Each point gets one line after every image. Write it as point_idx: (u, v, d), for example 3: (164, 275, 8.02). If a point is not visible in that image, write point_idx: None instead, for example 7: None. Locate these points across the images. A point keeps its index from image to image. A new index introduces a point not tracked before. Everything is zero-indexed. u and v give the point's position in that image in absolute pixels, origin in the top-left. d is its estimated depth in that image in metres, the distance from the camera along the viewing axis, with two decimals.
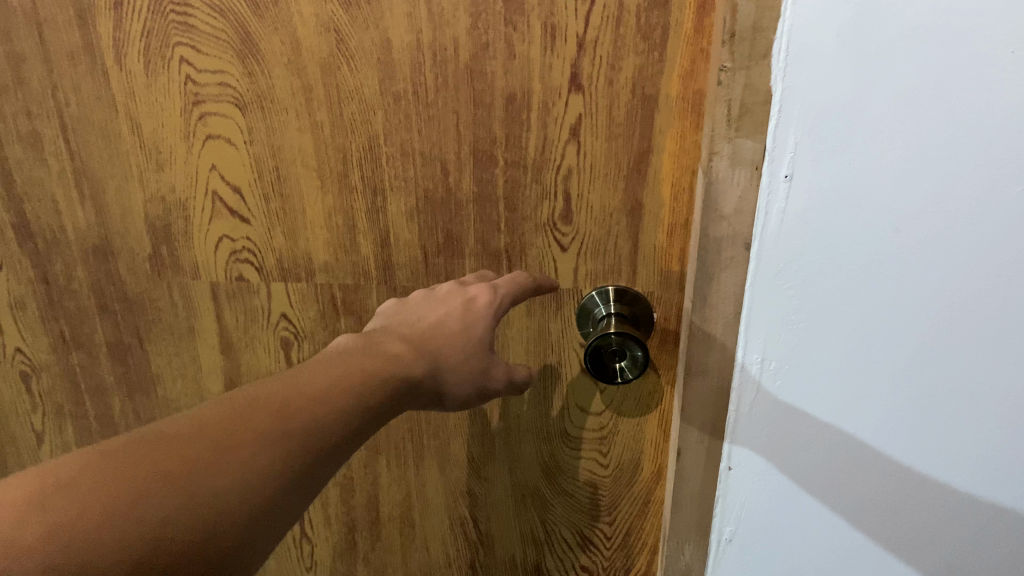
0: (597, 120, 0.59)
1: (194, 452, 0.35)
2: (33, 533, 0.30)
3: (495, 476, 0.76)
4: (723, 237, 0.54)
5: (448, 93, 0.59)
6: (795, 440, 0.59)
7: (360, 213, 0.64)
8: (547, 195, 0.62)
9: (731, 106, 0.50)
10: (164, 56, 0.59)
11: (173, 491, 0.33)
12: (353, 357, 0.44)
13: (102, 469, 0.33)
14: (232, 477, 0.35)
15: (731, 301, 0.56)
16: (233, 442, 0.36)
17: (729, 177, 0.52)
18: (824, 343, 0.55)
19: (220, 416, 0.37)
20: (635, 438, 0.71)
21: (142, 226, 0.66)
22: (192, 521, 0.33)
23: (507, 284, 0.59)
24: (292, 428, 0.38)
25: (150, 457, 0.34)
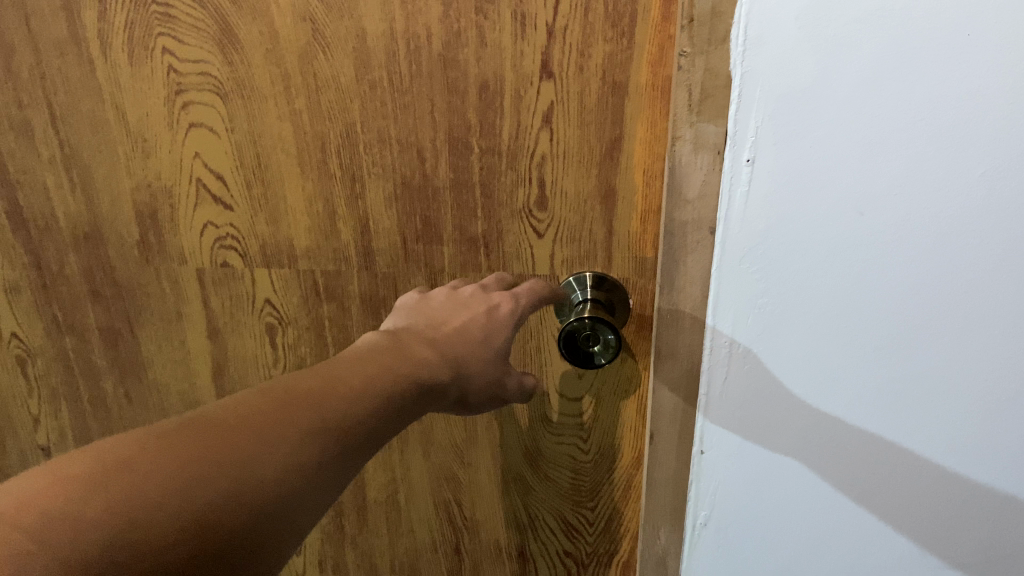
0: (569, 107, 0.60)
1: (241, 440, 0.33)
2: (89, 516, 0.28)
3: (478, 461, 0.77)
4: (688, 220, 0.55)
5: (423, 81, 0.60)
6: (766, 422, 0.60)
7: (340, 199, 0.65)
8: (522, 182, 0.63)
9: (692, 91, 0.52)
10: (147, 46, 0.61)
11: (222, 481, 0.31)
12: (385, 357, 0.42)
13: (139, 461, 0.31)
14: (276, 466, 0.33)
15: (698, 284, 0.57)
16: (274, 431, 0.34)
17: (693, 162, 0.54)
18: (792, 327, 0.56)
19: (259, 405, 0.35)
20: (615, 424, 0.72)
21: (130, 213, 0.68)
22: (240, 509, 0.31)
23: (525, 289, 0.60)
24: (330, 421, 0.36)
25: (197, 445, 0.32)
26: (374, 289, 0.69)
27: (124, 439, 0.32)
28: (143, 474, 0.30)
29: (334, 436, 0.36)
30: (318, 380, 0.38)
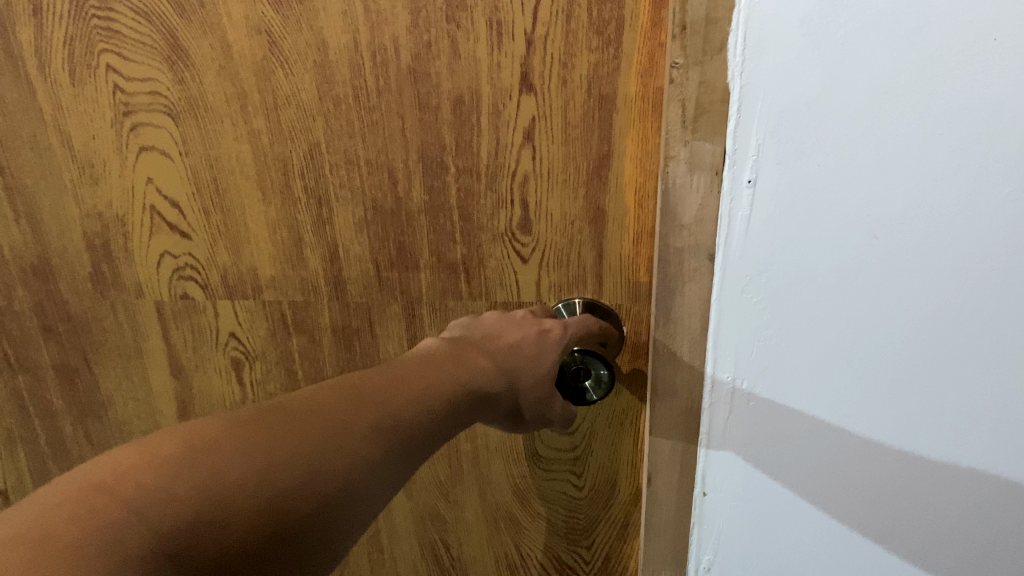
0: (552, 122, 0.55)
1: (313, 433, 0.34)
2: (183, 488, 0.29)
3: (465, 499, 0.72)
4: (685, 247, 0.49)
5: (392, 96, 0.55)
6: (771, 467, 0.54)
7: (306, 225, 0.60)
8: (503, 204, 0.58)
9: (686, 106, 0.46)
10: (89, 64, 0.55)
11: (296, 471, 0.32)
12: (444, 365, 0.44)
13: (223, 444, 0.31)
14: (343, 461, 0.34)
15: (697, 316, 0.51)
16: (342, 428, 0.35)
17: (688, 183, 0.48)
18: (798, 365, 0.50)
19: (328, 399, 0.36)
20: (611, 459, 0.67)
21: (80, 244, 0.62)
22: (310, 499, 0.32)
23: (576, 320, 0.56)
24: (392, 425, 0.37)
25: (275, 434, 0.33)
26: (346, 320, 0.64)
27: (204, 422, 0.32)
28: (228, 457, 0.31)
29: (393, 438, 0.37)
30: (379, 384, 0.39)
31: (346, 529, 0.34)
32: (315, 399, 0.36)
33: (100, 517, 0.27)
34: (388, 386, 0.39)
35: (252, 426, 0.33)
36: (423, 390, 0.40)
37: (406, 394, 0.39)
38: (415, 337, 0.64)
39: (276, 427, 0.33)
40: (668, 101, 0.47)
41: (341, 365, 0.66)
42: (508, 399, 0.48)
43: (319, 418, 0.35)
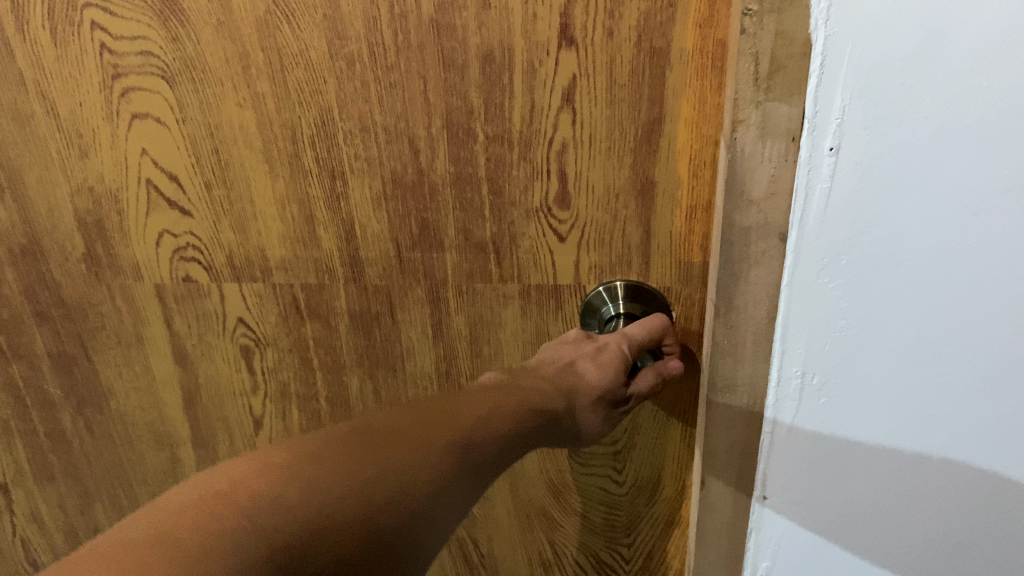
0: (595, 82, 0.48)
1: (401, 447, 0.39)
2: (296, 492, 0.35)
3: (495, 494, 0.66)
4: (752, 226, 0.42)
5: (412, 54, 0.48)
6: (841, 476, 0.47)
7: (319, 200, 0.54)
8: (538, 175, 0.51)
9: (760, 60, 0.38)
10: (72, 21, 0.49)
11: (390, 478, 0.38)
12: (511, 390, 0.48)
13: (323, 456, 0.37)
14: (426, 469, 0.39)
15: (764, 305, 0.44)
16: (423, 445, 0.40)
17: (759, 153, 0.40)
18: (877, 362, 0.43)
19: (412, 419, 0.42)
20: (655, 454, 0.62)
21: (72, 222, 0.57)
22: (401, 502, 0.37)
23: (642, 331, 0.51)
24: (469, 441, 0.42)
25: (369, 450, 0.39)
26: (365, 304, 0.58)
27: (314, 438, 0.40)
28: (308, 473, 0.36)
29: (467, 455, 0.42)
30: (446, 413, 0.43)
31: (424, 536, 0.38)
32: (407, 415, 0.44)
33: (215, 520, 0.32)
34: (452, 412, 0.44)
35: (346, 443, 0.39)
36: (481, 417, 0.44)
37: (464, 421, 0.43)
38: (441, 323, 0.58)
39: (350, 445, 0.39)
40: (738, 55, 0.39)
41: (360, 352, 0.60)
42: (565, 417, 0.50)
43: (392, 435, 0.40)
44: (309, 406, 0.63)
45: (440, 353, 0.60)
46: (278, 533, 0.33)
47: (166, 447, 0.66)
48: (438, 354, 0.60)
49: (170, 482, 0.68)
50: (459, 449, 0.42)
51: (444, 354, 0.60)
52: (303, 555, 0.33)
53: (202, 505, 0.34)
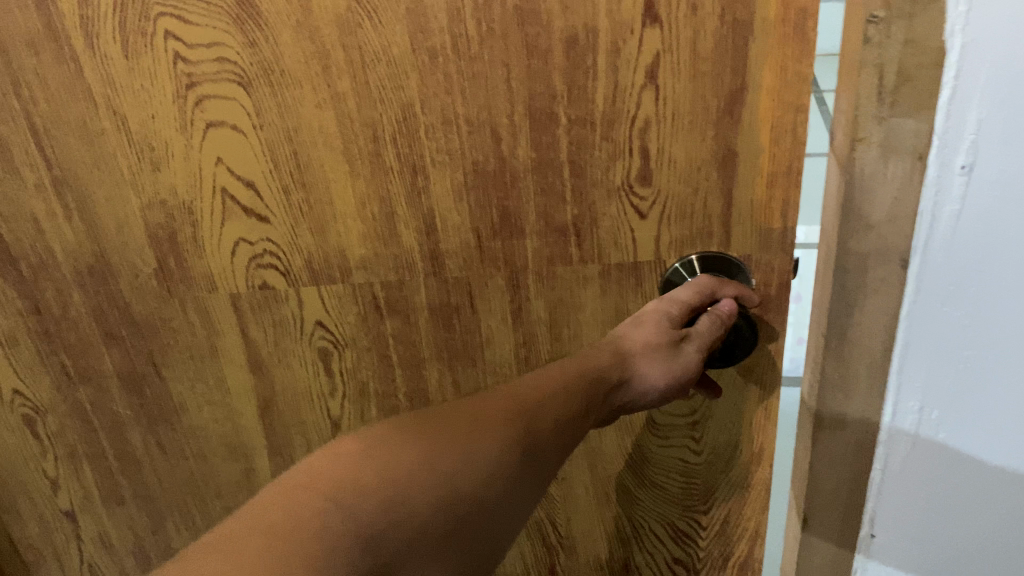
0: (679, 57, 0.49)
1: (466, 429, 0.43)
2: (370, 476, 0.38)
3: (575, 475, 0.67)
4: (871, 245, 0.45)
5: (495, 42, 0.48)
6: (962, 473, 0.50)
7: (399, 196, 0.54)
8: (621, 154, 0.52)
9: (884, 73, 0.40)
10: (145, 32, 0.48)
11: (460, 461, 0.42)
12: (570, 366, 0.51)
13: (397, 442, 0.41)
14: (493, 445, 0.43)
15: (883, 314, 0.47)
16: (489, 427, 0.44)
17: (880, 173, 0.43)
18: (1001, 361, 0.45)
19: (482, 405, 0.46)
20: (732, 421, 0.63)
21: (143, 238, 0.55)
22: (473, 481, 0.41)
23: (683, 291, 0.54)
24: (531, 420, 0.46)
25: (444, 436, 0.42)
26: (444, 297, 0.58)
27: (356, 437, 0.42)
28: (398, 455, 0.40)
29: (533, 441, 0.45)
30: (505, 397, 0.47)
31: (496, 522, 0.43)
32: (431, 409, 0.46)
33: (312, 504, 0.36)
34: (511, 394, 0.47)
35: (416, 431, 0.42)
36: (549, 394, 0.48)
37: (527, 396, 0.47)
38: (521, 309, 0.59)
39: (419, 450, 0.41)
40: (860, 68, 0.41)
41: (441, 344, 0.61)
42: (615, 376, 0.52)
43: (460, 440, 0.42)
44: (387, 403, 0.63)
45: (519, 340, 0.60)
46: (362, 510, 0.36)
47: (240, 457, 0.66)
48: (519, 340, 0.60)
49: (245, 493, 0.68)
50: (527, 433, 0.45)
51: (524, 340, 0.60)
52: (386, 531, 0.37)
53: (296, 490, 0.37)
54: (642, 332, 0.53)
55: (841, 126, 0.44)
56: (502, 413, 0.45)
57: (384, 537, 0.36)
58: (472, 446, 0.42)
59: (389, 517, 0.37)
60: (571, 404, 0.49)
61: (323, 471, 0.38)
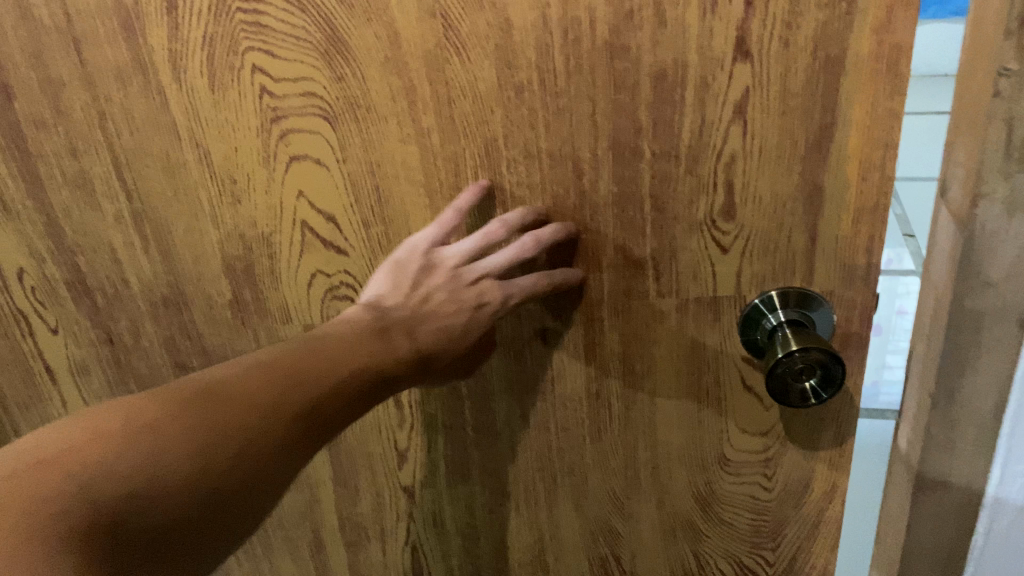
0: (769, 92, 0.48)
1: (255, 400, 0.42)
2: (131, 450, 0.37)
3: (641, 511, 0.66)
4: (987, 307, 0.44)
5: (583, 77, 0.48)
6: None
7: (477, 230, 0.54)
8: (705, 189, 0.51)
9: (1014, 126, 0.39)
10: (233, 66, 0.48)
11: (231, 441, 0.40)
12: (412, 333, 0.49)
13: (165, 421, 0.39)
14: (260, 429, 0.41)
15: (994, 372, 0.46)
16: (283, 403, 0.42)
17: (1002, 230, 0.42)
18: None
19: (287, 370, 0.43)
20: (806, 459, 0.62)
21: (219, 270, 0.55)
22: (219, 461, 0.39)
23: (549, 231, 0.52)
24: (315, 394, 0.44)
25: (210, 413, 0.40)
26: (518, 330, 0.58)
27: (186, 382, 0.41)
28: (163, 431, 0.38)
29: (311, 418, 0.43)
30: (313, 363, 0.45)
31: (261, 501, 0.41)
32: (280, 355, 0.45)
33: (75, 476, 0.34)
34: (310, 362, 0.45)
35: (190, 404, 0.40)
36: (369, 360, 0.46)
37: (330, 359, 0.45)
38: (595, 343, 0.58)
39: (198, 422, 0.40)
40: (989, 121, 0.39)
41: (512, 378, 0.60)
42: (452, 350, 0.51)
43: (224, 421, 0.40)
44: (455, 435, 0.63)
45: (591, 374, 0.59)
46: (114, 491, 0.35)
47: (305, 488, 0.65)
48: (591, 375, 0.59)
49: (307, 523, 0.67)
50: (309, 422, 0.43)
51: (596, 374, 0.59)
52: (135, 513, 0.35)
53: (50, 462, 0.35)
54: (500, 262, 0.51)
55: (962, 178, 0.42)
56: (274, 391, 0.43)
57: (138, 525, 0.35)
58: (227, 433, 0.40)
59: (137, 495, 0.36)
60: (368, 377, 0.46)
61: (94, 436, 0.37)
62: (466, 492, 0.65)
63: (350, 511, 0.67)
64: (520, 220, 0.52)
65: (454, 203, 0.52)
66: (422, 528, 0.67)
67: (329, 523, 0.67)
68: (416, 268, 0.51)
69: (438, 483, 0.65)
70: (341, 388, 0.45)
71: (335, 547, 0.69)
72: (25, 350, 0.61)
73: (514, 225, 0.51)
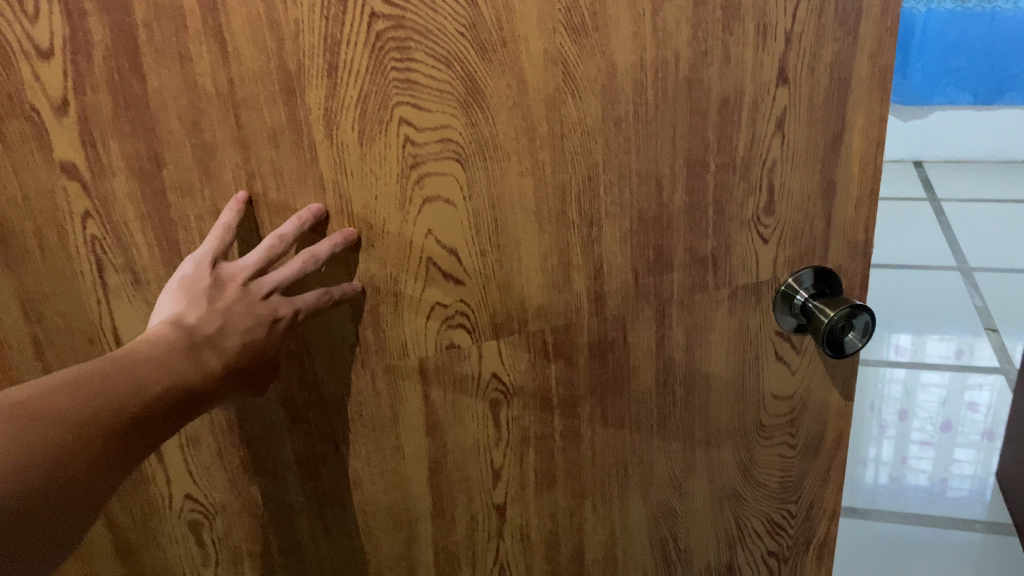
0: (800, 109, 0.62)
1: (75, 407, 0.44)
2: None
3: (696, 487, 0.76)
4: None
5: (667, 107, 0.59)
6: None
7: (575, 247, 0.62)
8: (753, 191, 0.64)
9: None
10: (382, 120, 0.54)
11: (64, 444, 0.43)
12: (230, 342, 0.52)
13: (13, 425, 0.41)
14: (99, 435, 0.45)
15: None
16: (94, 412, 0.45)
17: None
18: None
19: (105, 376, 0.46)
20: (822, 413, 0.75)
21: (347, 315, 0.59)
22: (55, 467, 0.42)
23: (327, 245, 0.56)
24: (145, 398, 0.47)
25: (61, 415, 0.43)
26: (602, 335, 0.66)
27: None
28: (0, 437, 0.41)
29: (132, 421, 0.46)
30: (143, 366, 0.48)
31: (79, 507, 0.44)
32: (86, 372, 0.46)
33: None
34: (137, 370, 0.48)
35: (50, 405, 0.43)
36: (179, 367, 0.49)
37: (148, 366, 0.48)
38: (664, 338, 0.68)
39: (26, 446, 0.41)
40: None
41: (595, 380, 0.68)
42: (239, 375, 0.54)
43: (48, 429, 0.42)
44: (543, 446, 0.69)
45: (659, 367, 0.69)
46: None
47: (404, 527, 0.68)
48: (659, 368, 0.69)
49: (404, 563, 0.70)
50: (128, 426, 0.46)
51: (663, 365, 0.69)
52: None
53: None
54: (285, 274, 0.55)
55: None
56: (110, 395, 0.46)
57: None
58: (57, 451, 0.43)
59: None
60: (181, 382, 0.49)
61: None
62: (550, 500, 0.71)
63: (445, 542, 0.70)
64: (299, 229, 0.54)
65: (217, 222, 0.53)
66: (509, 545, 0.72)
67: (424, 558, 0.70)
68: (207, 282, 0.52)
69: (527, 496, 0.70)
70: (161, 395, 0.48)
71: None
72: None
73: (291, 238, 0.54)
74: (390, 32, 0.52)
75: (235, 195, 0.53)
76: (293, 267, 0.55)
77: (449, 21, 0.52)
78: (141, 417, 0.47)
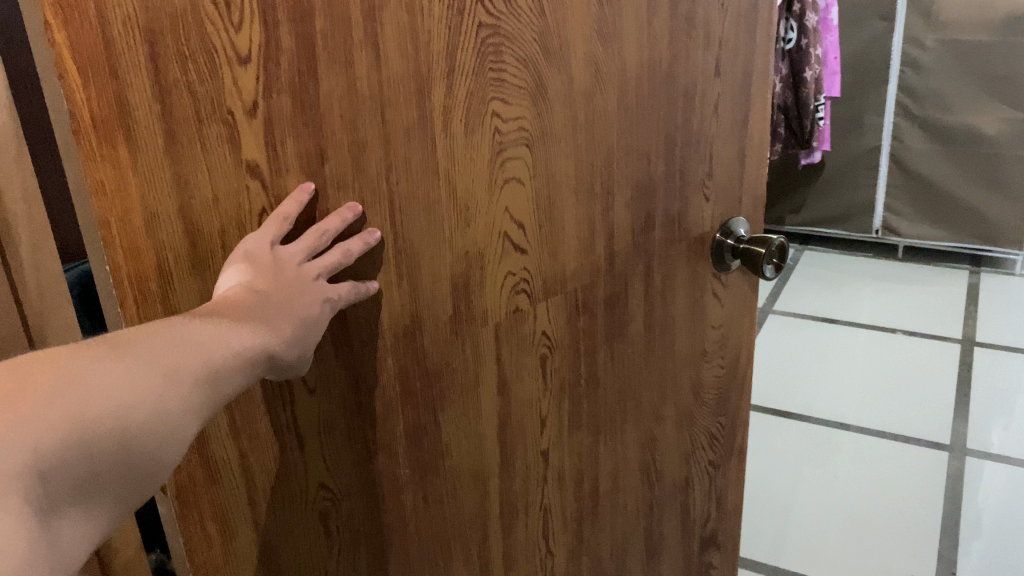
0: (728, 95, 0.83)
1: (170, 351, 0.44)
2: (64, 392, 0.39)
3: (668, 412, 0.93)
4: None
5: (655, 97, 0.76)
6: None
7: (598, 215, 0.77)
8: (703, 160, 0.83)
9: None
10: (482, 113, 0.64)
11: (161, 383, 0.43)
12: (300, 306, 0.54)
13: (111, 364, 0.42)
14: (193, 379, 0.45)
15: None
16: (188, 358, 0.45)
17: None
18: None
19: (194, 325, 0.47)
20: (739, 335, 0.97)
21: (448, 290, 0.67)
22: (154, 406, 0.42)
23: (359, 244, 0.59)
24: (234, 349, 0.47)
25: (156, 356, 0.44)
26: (613, 289, 0.81)
27: (89, 345, 0.42)
28: (102, 375, 0.41)
29: (222, 368, 0.46)
30: (227, 321, 0.48)
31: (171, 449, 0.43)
32: (177, 323, 0.46)
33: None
34: (224, 323, 0.48)
35: (144, 348, 0.43)
36: (261, 325, 0.50)
37: (234, 321, 0.49)
38: (649, 286, 0.84)
39: (128, 384, 0.41)
40: None
41: (608, 328, 0.82)
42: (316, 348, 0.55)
43: (146, 371, 0.42)
44: (574, 391, 0.81)
45: (646, 312, 0.85)
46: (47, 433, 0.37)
47: (480, 484, 0.76)
48: (646, 312, 0.85)
49: (479, 520, 0.77)
50: (217, 373, 0.46)
51: (649, 309, 0.85)
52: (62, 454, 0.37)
53: None
54: (330, 262, 0.57)
55: None
56: (199, 342, 0.46)
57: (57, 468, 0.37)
58: (155, 392, 0.42)
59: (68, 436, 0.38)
60: (265, 343, 0.50)
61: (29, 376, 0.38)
62: (578, 440, 0.84)
63: (508, 494, 0.79)
64: (340, 226, 0.58)
65: (278, 211, 0.55)
66: (550, 488, 0.83)
67: (494, 512, 0.78)
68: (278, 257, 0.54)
69: (564, 438, 0.82)
70: (248, 352, 0.48)
71: (496, 537, 0.80)
72: (279, 425, 0.60)
73: (334, 232, 0.58)
74: (491, 39, 0.63)
75: (303, 185, 0.56)
76: (335, 258, 0.57)
77: (527, 30, 0.65)
78: (231, 366, 0.47)
